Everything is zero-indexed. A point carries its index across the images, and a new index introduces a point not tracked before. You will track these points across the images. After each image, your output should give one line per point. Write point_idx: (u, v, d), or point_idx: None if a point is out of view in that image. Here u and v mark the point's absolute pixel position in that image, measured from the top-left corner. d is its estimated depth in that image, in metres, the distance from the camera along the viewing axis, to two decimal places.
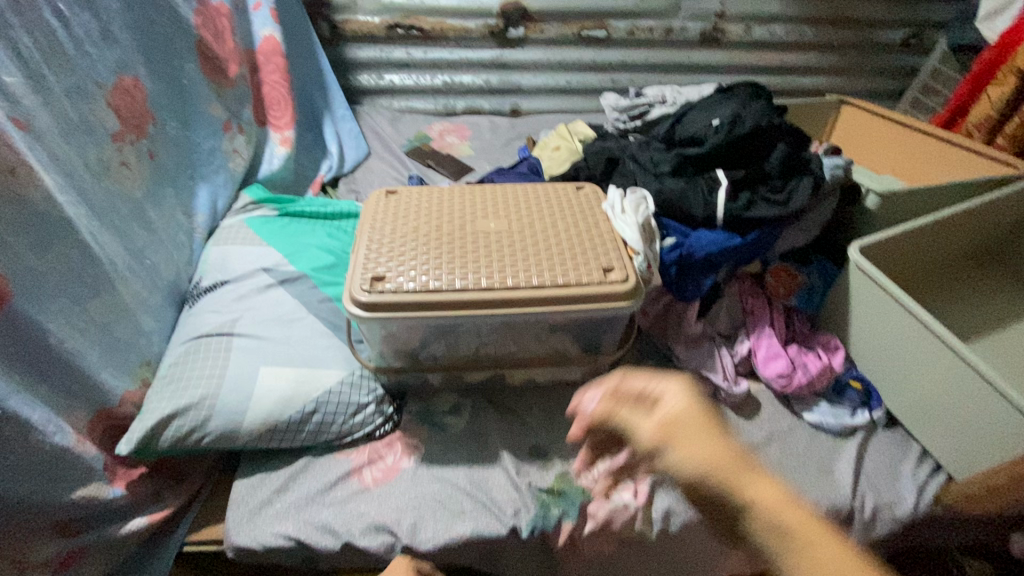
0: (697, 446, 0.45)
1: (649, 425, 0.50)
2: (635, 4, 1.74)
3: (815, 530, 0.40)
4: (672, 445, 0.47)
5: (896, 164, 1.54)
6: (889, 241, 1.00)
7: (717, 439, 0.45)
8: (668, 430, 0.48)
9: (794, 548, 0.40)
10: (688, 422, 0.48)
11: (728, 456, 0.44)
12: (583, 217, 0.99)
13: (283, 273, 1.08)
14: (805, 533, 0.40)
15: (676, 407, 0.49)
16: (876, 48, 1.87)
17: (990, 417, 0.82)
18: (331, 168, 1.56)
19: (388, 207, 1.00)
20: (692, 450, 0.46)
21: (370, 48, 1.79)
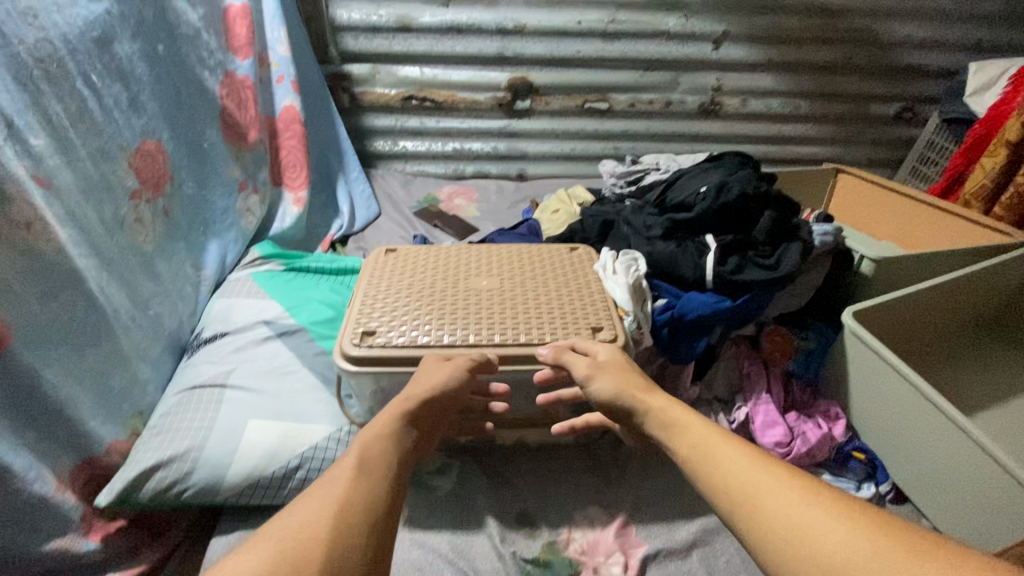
0: (610, 380, 0.73)
1: (588, 373, 0.76)
2: (636, 79, 1.84)
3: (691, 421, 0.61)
4: (601, 379, 0.74)
5: (895, 231, 1.55)
6: (885, 308, 1.00)
7: (628, 377, 0.73)
8: (600, 373, 0.75)
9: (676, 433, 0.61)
10: (612, 367, 0.76)
11: (633, 386, 0.70)
12: (575, 278, 1.01)
13: (283, 326, 1.11)
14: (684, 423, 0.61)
15: (605, 354, 0.79)
16: (871, 120, 1.94)
17: (1003, 497, 0.78)
18: (341, 227, 1.62)
19: (385, 264, 1.04)
20: (609, 380, 0.73)
21: (386, 117, 1.91)
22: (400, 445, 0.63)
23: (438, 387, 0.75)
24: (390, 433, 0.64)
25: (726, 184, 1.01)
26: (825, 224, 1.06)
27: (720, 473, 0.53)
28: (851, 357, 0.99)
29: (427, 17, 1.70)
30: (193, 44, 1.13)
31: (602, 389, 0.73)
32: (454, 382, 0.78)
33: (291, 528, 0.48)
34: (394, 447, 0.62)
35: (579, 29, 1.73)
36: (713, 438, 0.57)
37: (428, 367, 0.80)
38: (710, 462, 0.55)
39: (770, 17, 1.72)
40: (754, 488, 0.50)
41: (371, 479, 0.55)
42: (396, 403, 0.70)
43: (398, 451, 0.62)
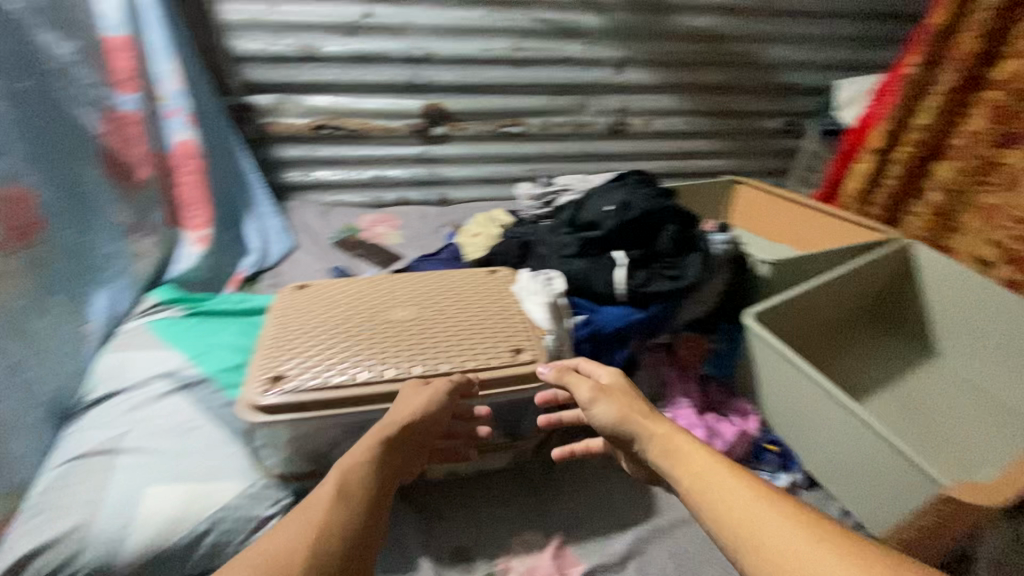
0: (613, 406, 0.72)
1: (591, 396, 0.75)
2: (547, 103, 1.91)
3: (697, 451, 0.61)
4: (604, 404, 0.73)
5: (789, 234, 1.69)
6: (781, 308, 1.08)
7: (632, 401, 0.72)
8: (604, 398, 0.74)
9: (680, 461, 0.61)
10: (616, 391, 0.75)
11: (637, 413, 0.70)
12: (494, 300, 1.01)
13: (186, 376, 1.03)
14: (689, 453, 0.61)
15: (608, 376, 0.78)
16: (761, 134, 2.12)
17: (895, 473, 0.86)
18: (253, 263, 1.53)
19: (296, 302, 0.99)
20: (614, 404, 0.73)
21: (297, 147, 1.85)
22: (380, 473, 0.64)
23: (418, 410, 0.75)
24: (369, 460, 0.65)
25: (630, 201, 1.06)
26: (722, 234, 1.14)
27: (717, 503, 0.54)
28: (756, 355, 1.05)
29: (333, 46, 1.67)
30: (65, 80, 1.04)
31: (605, 414, 0.73)
32: (429, 408, 0.76)
33: (266, 557, 0.50)
34: (371, 475, 0.63)
35: (488, 57, 1.77)
36: (715, 469, 0.57)
37: (409, 392, 0.79)
38: (708, 492, 0.55)
39: (664, 43, 1.84)
40: (748, 518, 0.51)
41: (350, 505, 0.57)
42: (378, 427, 0.71)
43: (379, 479, 0.63)
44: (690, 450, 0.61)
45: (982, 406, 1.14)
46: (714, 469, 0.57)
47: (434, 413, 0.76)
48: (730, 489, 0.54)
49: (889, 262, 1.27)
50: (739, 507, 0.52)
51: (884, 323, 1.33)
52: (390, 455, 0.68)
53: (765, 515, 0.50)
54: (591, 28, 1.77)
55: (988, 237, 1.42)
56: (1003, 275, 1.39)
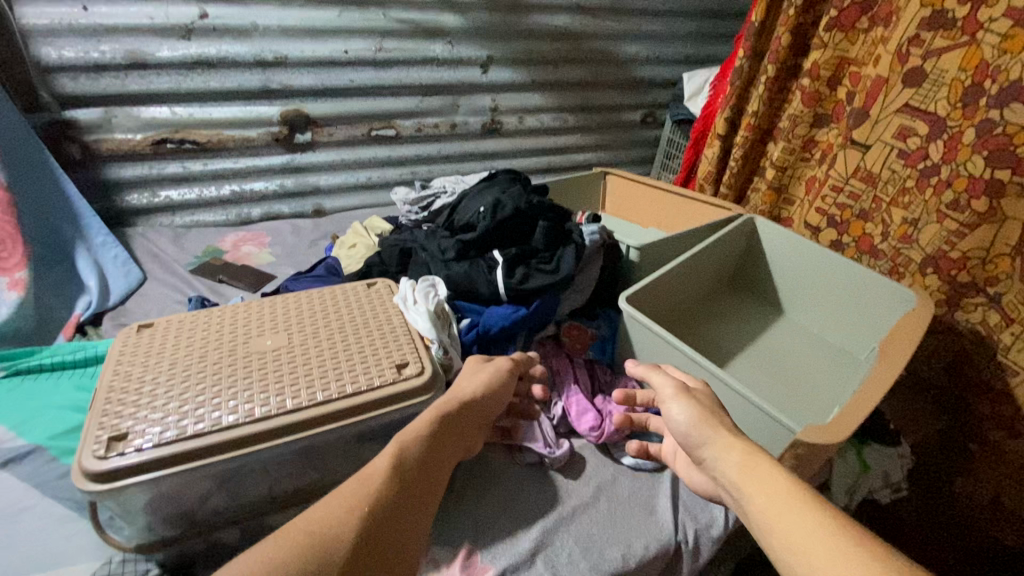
0: (694, 415, 0.77)
1: (673, 398, 0.82)
2: (416, 104, 1.87)
3: (765, 467, 0.64)
4: (682, 411, 0.79)
5: (656, 218, 1.83)
6: (650, 289, 1.15)
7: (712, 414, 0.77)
8: (687, 401, 0.80)
9: (749, 475, 0.64)
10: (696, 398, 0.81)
11: (723, 430, 0.73)
12: (373, 316, 0.97)
13: (7, 451, 0.87)
14: (754, 470, 0.64)
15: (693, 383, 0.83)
16: (625, 125, 2.26)
17: (757, 424, 0.97)
18: (89, 305, 1.33)
19: (139, 344, 0.87)
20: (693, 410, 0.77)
21: (136, 166, 1.63)
22: (435, 449, 0.75)
23: (474, 391, 0.86)
24: (432, 438, 0.75)
25: (502, 200, 1.07)
26: (592, 224, 1.18)
27: (779, 522, 0.56)
28: (632, 332, 1.12)
29: (165, 51, 1.49)
30: None
31: (685, 421, 0.77)
32: (491, 388, 0.88)
33: (323, 514, 0.59)
34: (427, 451, 0.73)
35: (348, 59, 1.69)
36: (782, 490, 0.59)
37: (466, 374, 0.89)
38: (783, 524, 0.56)
39: (526, 41, 1.89)
40: (821, 552, 0.51)
41: (403, 479, 0.67)
42: (437, 408, 0.80)
43: (432, 459, 0.73)
44: (769, 475, 0.62)
45: (821, 351, 1.33)
46: (788, 496, 0.58)
47: (488, 392, 0.88)
48: (806, 526, 0.54)
49: (738, 236, 1.42)
50: (815, 544, 0.52)
51: (736, 291, 1.50)
52: (448, 432, 0.78)
53: (833, 551, 0.51)
54: (452, 28, 1.76)
55: (813, 205, 1.61)
56: (826, 238, 1.60)
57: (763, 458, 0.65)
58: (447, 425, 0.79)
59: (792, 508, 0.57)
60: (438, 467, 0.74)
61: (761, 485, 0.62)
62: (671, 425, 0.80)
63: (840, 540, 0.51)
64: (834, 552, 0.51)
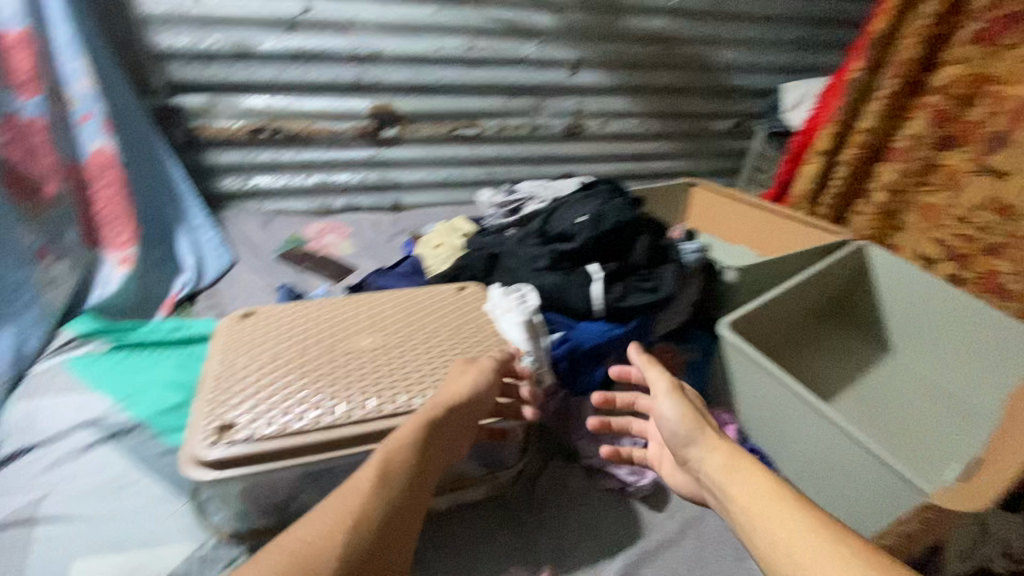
0: (684, 412, 0.75)
1: (665, 394, 0.79)
2: (501, 104, 1.85)
3: (748, 466, 0.66)
4: (674, 408, 0.76)
5: (743, 235, 1.73)
6: (752, 315, 1.09)
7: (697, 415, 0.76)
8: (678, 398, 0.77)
9: (736, 474, 0.65)
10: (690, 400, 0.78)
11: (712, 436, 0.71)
12: (465, 322, 0.95)
13: (114, 424, 0.90)
14: (738, 466, 0.66)
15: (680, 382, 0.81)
16: (712, 135, 2.16)
17: (872, 474, 0.89)
18: (187, 283, 1.38)
19: (242, 332, 0.89)
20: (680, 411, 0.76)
21: (232, 152, 1.69)
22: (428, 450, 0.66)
23: (466, 390, 0.75)
24: (425, 438, 0.67)
25: (602, 214, 1.02)
26: (691, 242, 1.12)
27: (760, 521, 0.59)
28: (734, 366, 1.06)
29: (269, 43, 1.53)
30: None
31: (675, 418, 0.75)
32: (482, 385, 0.77)
33: (303, 541, 0.52)
34: (422, 453, 0.65)
35: (439, 56, 1.69)
36: (761, 490, 0.62)
37: (456, 372, 0.79)
38: (769, 525, 0.58)
39: (618, 44, 1.82)
40: (808, 555, 0.53)
41: (389, 490, 0.59)
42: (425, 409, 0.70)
43: (421, 462, 0.64)
44: (752, 476, 0.64)
45: (935, 395, 1.21)
46: (773, 496, 0.60)
47: (481, 393, 0.77)
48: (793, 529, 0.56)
49: (847, 262, 1.31)
50: (797, 543, 0.54)
51: (841, 318, 1.37)
52: (440, 433, 0.69)
53: (813, 548, 0.53)
54: (545, 28, 1.72)
55: (929, 236, 1.50)
56: (942, 271, 1.49)
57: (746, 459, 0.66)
58: (438, 426, 0.69)
59: (774, 508, 0.59)
60: (432, 469, 0.66)
61: (748, 481, 0.63)
62: (660, 421, 0.77)
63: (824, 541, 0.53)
64: (820, 555, 0.52)
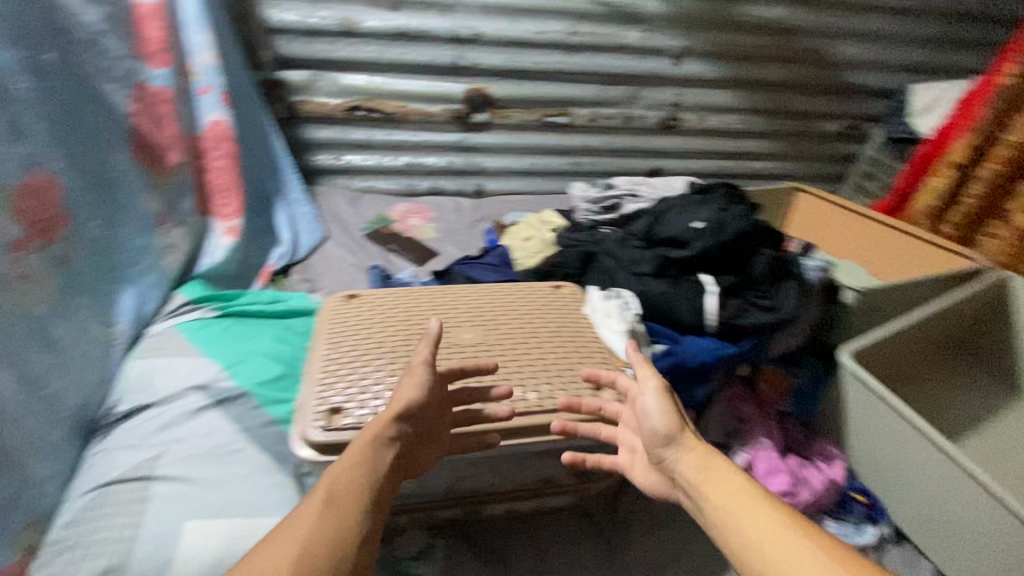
0: (666, 412, 0.71)
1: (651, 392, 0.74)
2: (597, 93, 1.78)
3: (723, 471, 0.64)
4: (658, 406, 0.72)
5: (851, 250, 1.59)
6: (874, 345, 1.00)
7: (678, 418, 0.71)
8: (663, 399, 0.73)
9: (708, 475, 0.64)
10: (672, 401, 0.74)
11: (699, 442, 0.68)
12: (564, 324, 0.92)
13: (221, 391, 0.94)
14: (713, 468, 0.65)
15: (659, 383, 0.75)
16: (819, 137, 2.00)
17: (1011, 538, 0.80)
18: (283, 255, 1.43)
19: (349, 314, 0.90)
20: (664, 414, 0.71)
21: (329, 129, 1.72)
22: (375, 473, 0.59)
23: (407, 398, 0.66)
24: (369, 459, 0.59)
25: (722, 222, 0.95)
26: (812, 258, 1.04)
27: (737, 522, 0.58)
28: (848, 398, 0.98)
29: (374, 21, 1.54)
30: (92, 52, 0.91)
31: (658, 418, 0.71)
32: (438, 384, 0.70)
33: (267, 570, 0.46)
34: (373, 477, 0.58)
35: (539, 40, 1.64)
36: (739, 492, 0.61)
37: (402, 377, 0.68)
38: (754, 532, 0.56)
39: (728, 34, 1.71)
40: (783, 557, 0.53)
41: (343, 511, 0.53)
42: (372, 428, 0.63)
43: (376, 477, 0.58)
44: (726, 477, 0.63)
45: None
46: (747, 497, 0.60)
47: (426, 401, 0.67)
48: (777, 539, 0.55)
49: (985, 293, 1.17)
50: (769, 539, 0.55)
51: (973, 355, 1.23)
52: (381, 452, 0.61)
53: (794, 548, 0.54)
54: (652, 15, 1.64)
55: None
56: None
57: (724, 463, 0.65)
58: (380, 445, 0.61)
59: (757, 513, 0.58)
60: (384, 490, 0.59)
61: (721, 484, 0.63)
62: (642, 414, 0.73)
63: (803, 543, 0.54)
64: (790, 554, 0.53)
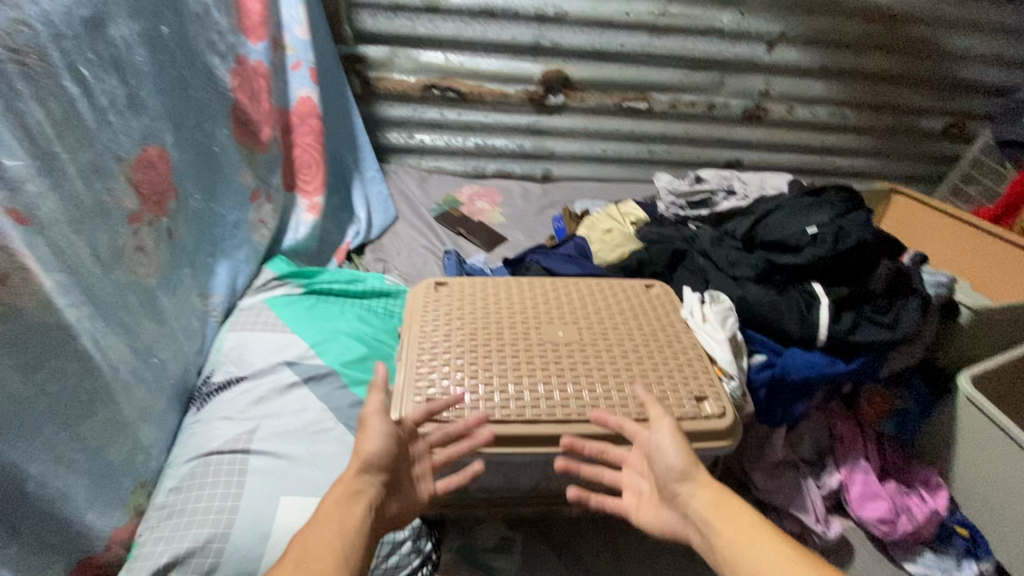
0: (684, 451, 0.68)
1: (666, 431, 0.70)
2: (680, 78, 1.69)
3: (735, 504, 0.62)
4: (675, 446, 0.68)
5: (949, 261, 1.47)
6: (993, 370, 0.92)
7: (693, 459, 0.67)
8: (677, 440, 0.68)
9: (719, 506, 0.62)
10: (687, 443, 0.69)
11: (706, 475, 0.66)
12: (660, 327, 0.89)
13: (308, 368, 0.95)
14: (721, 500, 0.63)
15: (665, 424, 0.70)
16: (918, 135, 1.85)
17: None
18: (358, 234, 1.44)
19: (439, 303, 0.90)
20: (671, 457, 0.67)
21: (403, 107, 1.71)
22: (357, 523, 0.60)
23: (367, 450, 0.66)
24: (339, 512, 0.60)
25: (842, 228, 0.88)
26: (931, 271, 0.95)
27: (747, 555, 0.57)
28: (962, 430, 0.91)
29: None
30: (201, 24, 0.91)
31: (674, 462, 0.67)
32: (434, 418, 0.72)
33: None
34: (349, 530, 0.59)
35: (626, 21, 1.57)
36: (749, 526, 0.60)
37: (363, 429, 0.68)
38: (744, 554, 0.58)
39: (831, 19, 1.59)
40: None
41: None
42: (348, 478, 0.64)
43: (348, 533, 0.59)
44: (735, 509, 0.62)
45: None
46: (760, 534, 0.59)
47: (387, 452, 0.67)
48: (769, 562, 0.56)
49: None
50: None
51: None
52: (349, 506, 0.61)
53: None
54: None
55: None
56: None
57: (737, 501, 0.62)
58: (352, 495, 0.62)
59: (757, 544, 0.58)
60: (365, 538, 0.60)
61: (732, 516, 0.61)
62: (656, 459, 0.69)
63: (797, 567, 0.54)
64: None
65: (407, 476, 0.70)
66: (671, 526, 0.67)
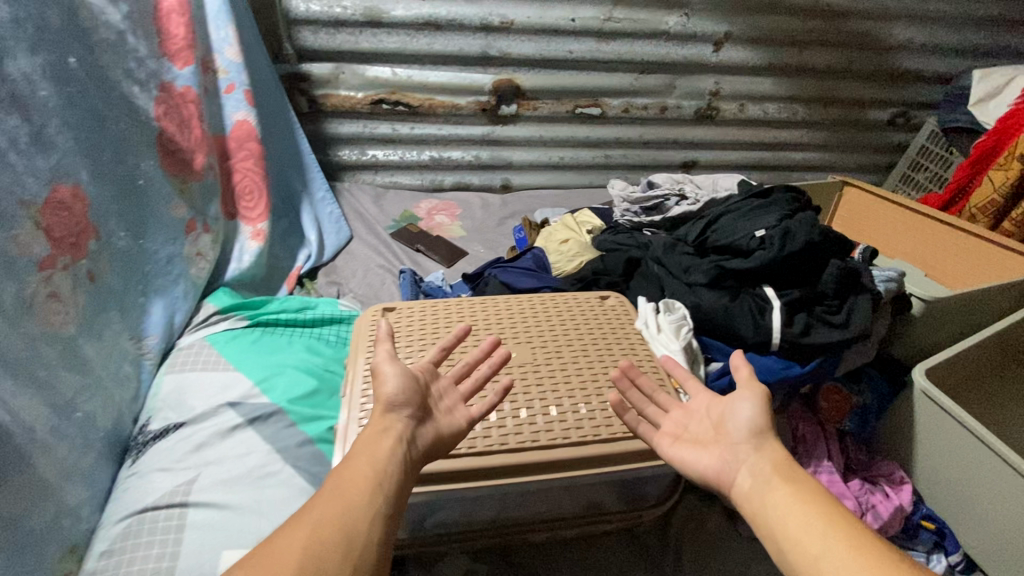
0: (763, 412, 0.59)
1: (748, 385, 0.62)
2: (631, 82, 1.69)
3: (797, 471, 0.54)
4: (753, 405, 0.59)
5: (903, 249, 1.50)
6: (945, 363, 0.93)
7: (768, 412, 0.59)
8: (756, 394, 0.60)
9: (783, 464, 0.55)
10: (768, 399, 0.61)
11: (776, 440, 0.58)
12: (616, 341, 0.87)
13: (254, 408, 0.90)
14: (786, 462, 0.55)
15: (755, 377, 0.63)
16: (866, 126, 1.89)
17: None
18: (309, 257, 1.40)
19: (386, 331, 0.86)
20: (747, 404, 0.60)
21: (353, 123, 1.67)
22: (386, 459, 0.54)
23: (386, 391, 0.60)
24: (370, 449, 0.55)
25: (789, 229, 0.87)
26: (880, 267, 0.96)
27: (790, 510, 0.50)
28: (919, 423, 0.91)
29: (400, 10, 1.47)
30: (116, 52, 0.86)
31: (750, 416, 0.59)
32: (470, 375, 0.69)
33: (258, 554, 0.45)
34: (380, 462, 0.54)
35: (573, 28, 1.56)
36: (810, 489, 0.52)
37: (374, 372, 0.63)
38: (791, 510, 0.50)
39: (774, 17, 1.61)
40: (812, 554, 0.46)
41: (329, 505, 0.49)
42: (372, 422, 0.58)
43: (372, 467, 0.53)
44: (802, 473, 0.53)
45: None
46: (820, 499, 0.50)
47: (407, 389, 0.61)
48: (809, 522, 0.48)
49: None
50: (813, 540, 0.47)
51: None
52: (380, 440, 0.56)
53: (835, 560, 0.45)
54: None
55: None
56: None
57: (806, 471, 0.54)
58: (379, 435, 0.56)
59: (810, 508, 0.50)
60: (396, 473, 0.54)
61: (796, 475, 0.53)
62: (728, 417, 0.61)
63: (832, 537, 0.47)
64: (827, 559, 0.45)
65: (439, 409, 0.64)
66: (715, 468, 0.59)
